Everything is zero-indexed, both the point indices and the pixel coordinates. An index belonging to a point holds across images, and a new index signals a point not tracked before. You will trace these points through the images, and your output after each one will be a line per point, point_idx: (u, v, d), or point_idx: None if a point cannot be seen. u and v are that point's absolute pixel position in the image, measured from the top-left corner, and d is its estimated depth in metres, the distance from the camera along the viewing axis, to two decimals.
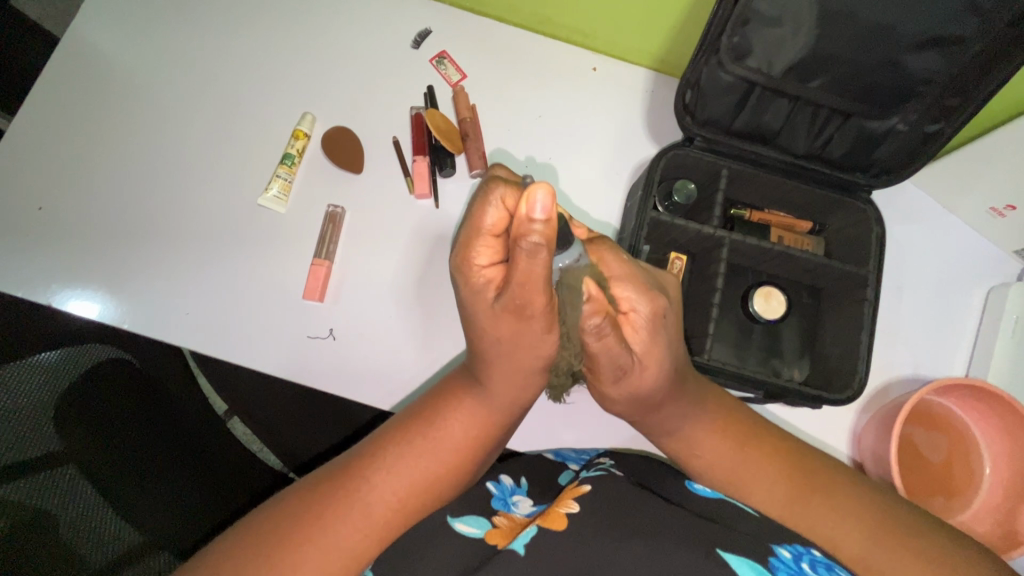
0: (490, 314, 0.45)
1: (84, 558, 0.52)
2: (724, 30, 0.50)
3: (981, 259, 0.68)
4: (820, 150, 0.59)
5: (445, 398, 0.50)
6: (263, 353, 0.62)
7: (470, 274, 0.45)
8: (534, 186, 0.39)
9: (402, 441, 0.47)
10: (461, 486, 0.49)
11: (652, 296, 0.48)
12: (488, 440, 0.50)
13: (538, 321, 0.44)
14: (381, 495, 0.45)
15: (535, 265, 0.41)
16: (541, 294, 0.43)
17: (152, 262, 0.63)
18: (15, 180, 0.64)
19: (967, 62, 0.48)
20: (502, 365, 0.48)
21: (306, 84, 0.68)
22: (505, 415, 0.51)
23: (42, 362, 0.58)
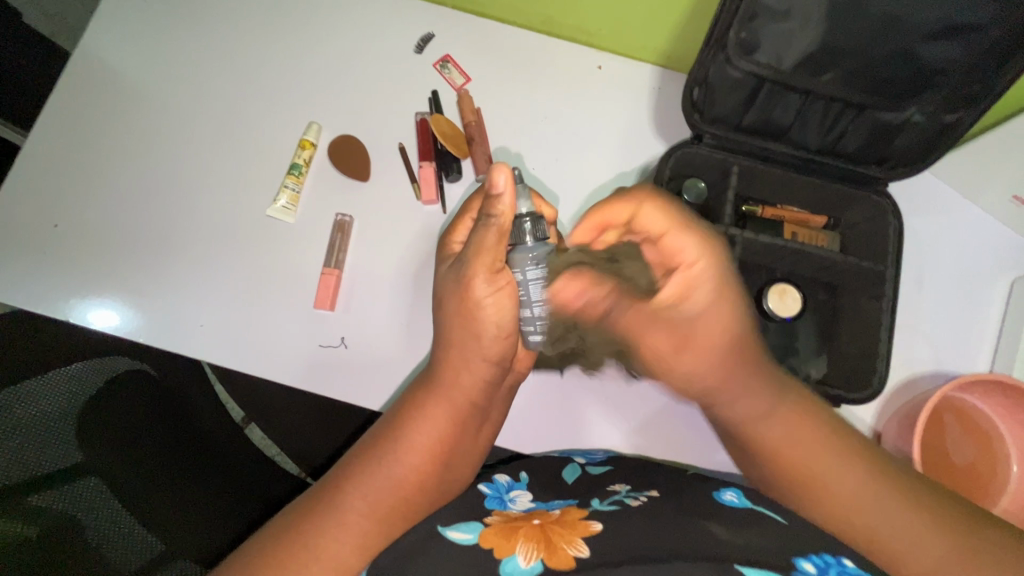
0: (450, 284, 0.53)
1: (110, 559, 0.54)
2: (731, 26, 0.49)
3: (1004, 249, 0.66)
4: (832, 144, 0.58)
5: (411, 403, 0.52)
6: (275, 362, 0.62)
7: (447, 247, 0.57)
8: (494, 168, 0.48)
9: (376, 450, 0.50)
10: (441, 486, 0.51)
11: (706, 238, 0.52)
12: (464, 435, 0.53)
13: (481, 289, 0.51)
14: (361, 501, 0.47)
15: (489, 233, 0.50)
16: (490, 261, 0.50)
17: (164, 274, 0.64)
18: (31, 198, 0.65)
19: (986, 50, 0.47)
20: (465, 356, 0.53)
21: (311, 93, 0.68)
22: (470, 406, 0.53)
23: (70, 371, 0.60)
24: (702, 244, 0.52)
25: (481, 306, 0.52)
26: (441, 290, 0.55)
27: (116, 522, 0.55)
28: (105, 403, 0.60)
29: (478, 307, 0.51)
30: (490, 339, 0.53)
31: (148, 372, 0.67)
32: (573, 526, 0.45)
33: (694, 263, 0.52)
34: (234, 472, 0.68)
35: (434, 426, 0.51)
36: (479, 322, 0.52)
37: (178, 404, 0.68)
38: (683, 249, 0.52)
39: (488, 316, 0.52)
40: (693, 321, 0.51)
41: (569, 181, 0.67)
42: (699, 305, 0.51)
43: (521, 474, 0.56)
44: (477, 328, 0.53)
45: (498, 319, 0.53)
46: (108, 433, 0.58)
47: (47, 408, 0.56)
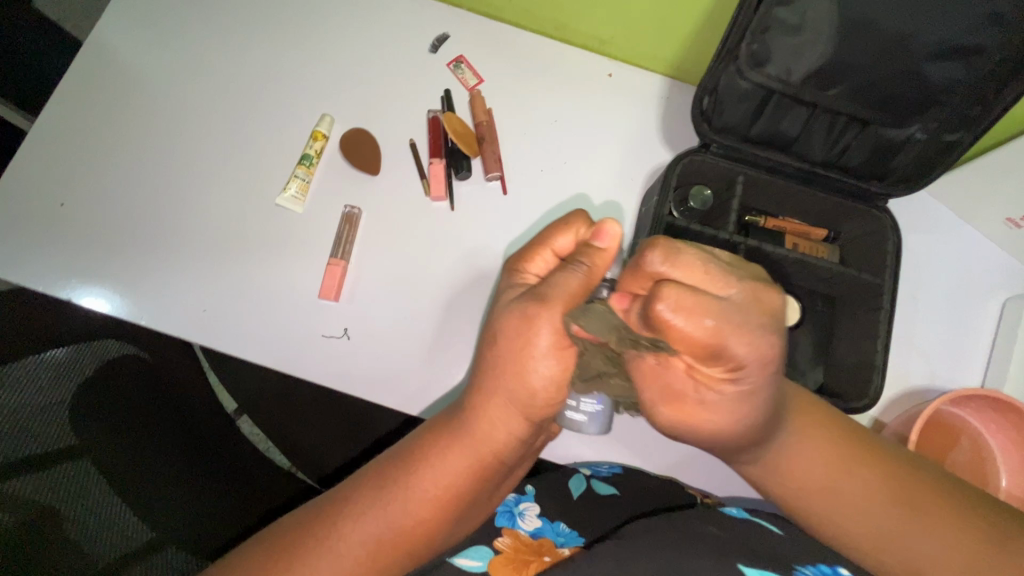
0: (504, 317, 0.45)
1: (89, 552, 0.51)
2: (743, 37, 0.50)
3: (998, 270, 0.68)
4: (836, 157, 0.59)
5: (430, 438, 0.48)
6: (275, 350, 0.62)
7: (518, 275, 0.48)
8: (608, 220, 0.44)
9: (382, 490, 0.47)
10: (448, 529, 0.48)
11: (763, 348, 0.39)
12: (484, 490, 0.49)
13: (545, 337, 0.43)
14: (356, 539, 0.45)
15: (577, 281, 0.44)
16: (563, 315, 0.43)
17: (168, 258, 0.63)
18: (36, 176, 0.65)
19: (987, 72, 0.48)
20: (498, 394, 0.46)
21: (325, 86, 0.69)
22: (497, 456, 0.48)
23: (56, 357, 0.58)
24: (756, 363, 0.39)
25: (539, 364, 0.44)
26: (497, 328, 0.46)
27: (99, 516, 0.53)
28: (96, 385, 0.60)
29: (535, 364, 0.44)
30: (541, 397, 0.46)
31: (138, 355, 0.67)
32: (576, 551, 0.48)
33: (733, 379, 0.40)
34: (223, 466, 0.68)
35: (447, 478, 0.47)
36: (536, 373, 0.45)
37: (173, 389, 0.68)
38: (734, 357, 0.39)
39: (542, 377, 0.45)
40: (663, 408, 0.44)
41: (578, 185, 0.68)
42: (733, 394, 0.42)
43: (527, 487, 0.59)
44: (529, 381, 0.45)
45: (551, 385, 0.45)
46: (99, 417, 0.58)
47: (39, 392, 0.55)
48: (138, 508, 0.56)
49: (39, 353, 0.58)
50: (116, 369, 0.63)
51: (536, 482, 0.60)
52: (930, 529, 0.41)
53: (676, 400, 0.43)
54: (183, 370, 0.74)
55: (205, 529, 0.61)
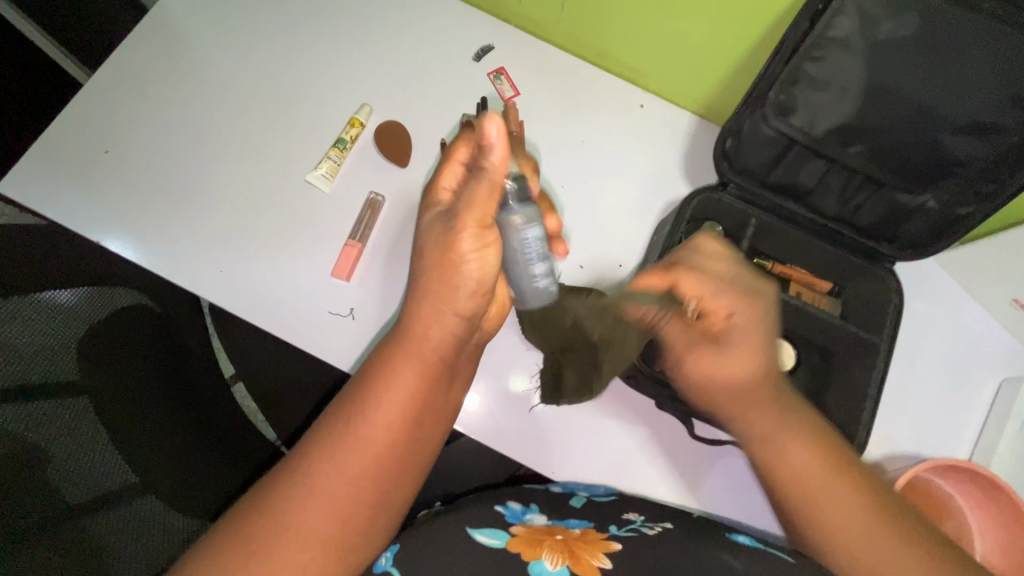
0: (430, 236, 0.53)
1: (68, 496, 0.53)
2: (773, 86, 0.52)
3: (999, 349, 0.69)
4: (848, 214, 0.60)
5: (382, 359, 0.50)
6: (283, 320, 0.64)
7: (433, 194, 0.55)
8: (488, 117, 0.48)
9: (341, 425, 0.47)
10: (415, 444, 0.50)
11: (749, 300, 0.54)
12: (436, 393, 0.52)
13: (466, 242, 0.51)
14: (331, 480, 0.45)
15: (484, 182, 0.50)
16: (480, 215, 0.51)
17: (196, 217, 0.66)
18: (84, 121, 0.67)
19: (1004, 151, 0.50)
20: (433, 301, 0.51)
21: (370, 75, 0.71)
22: (443, 359, 0.52)
23: (63, 300, 0.57)
24: (743, 306, 0.53)
25: (462, 257, 0.51)
26: (423, 239, 0.54)
27: (84, 465, 0.55)
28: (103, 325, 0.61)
29: (461, 261, 0.51)
30: (465, 293, 0.52)
31: (149, 305, 0.68)
32: (590, 540, 0.51)
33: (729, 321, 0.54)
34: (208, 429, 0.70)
35: (406, 389, 0.49)
36: (460, 282, 0.52)
37: (175, 344, 0.70)
38: (726, 308, 0.54)
39: (470, 268, 0.51)
40: (690, 364, 0.55)
41: (594, 206, 0.70)
42: (743, 339, 0.52)
43: (531, 503, 0.59)
44: (454, 278, 0.51)
45: (480, 274, 0.52)
46: (99, 361, 0.59)
47: (43, 334, 0.54)
48: (129, 462, 0.59)
49: (52, 293, 0.56)
50: (127, 315, 0.64)
51: (538, 499, 0.60)
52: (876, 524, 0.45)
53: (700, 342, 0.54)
54: (185, 326, 0.75)
55: (198, 497, 0.66)
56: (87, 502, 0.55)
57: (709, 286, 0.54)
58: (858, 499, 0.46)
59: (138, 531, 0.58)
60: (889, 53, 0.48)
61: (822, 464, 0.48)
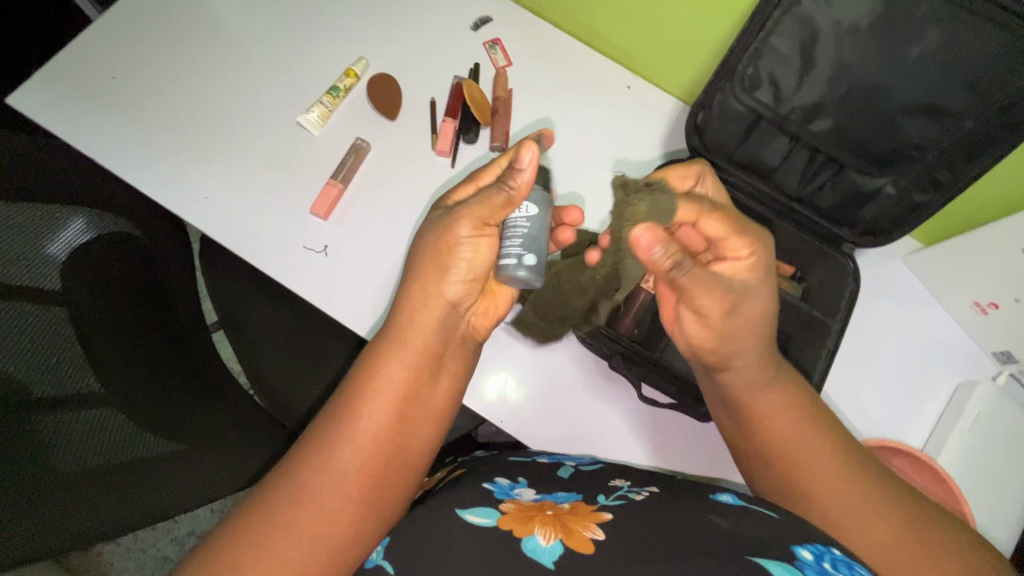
0: (431, 235, 0.54)
1: (38, 391, 0.55)
2: (741, 61, 0.55)
3: (958, 352, 0.70)
4: (810, 194, 0.63)
5: (376, 354, 0.52)
6: (261, 251, 0.67)
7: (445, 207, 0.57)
8: (524, 145, 0.53)
9: (332, 428, 0.49)
10: (410, 434, 0.51)
11: (750, 241, 0.54)
12: (424, 386, 0.53)
13: (463, 230, 0.53)
14: (322, 477, 0.47)
15: (500, 194, 0.53)
16: (482, 215, 0.52)
17: (190, 146, 0.69)
18: (96, 48, 0.71)
19: (958, 136, 0.52)
20: (422, 296, 0.54)
21: (371, 34, 0.75)
22: (436, 348, 0.54)
23: (54, 258, 0.60)
24: (747, 244, 0.54)
25: (457, 248, 0.53)
26: (426, 232, 0.55)
27: (56, 367, 0.57)
28: (100, 271, 0.65)
29: (455, 247, 0.53)
30: (457, 283, 0.54)
31: (139, 240, 0.73)
32: (583, 515, 0.49)
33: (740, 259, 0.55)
34: (179, 360, 0.72)
35: (398, 379, 0.51)
36: (450, 276, 0.54)
37: (157, 277, 0.74)
38: (737, 250, 0.54)
39: (460, 258, 0.54)
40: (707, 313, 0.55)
41: (571, 176, 0.73)
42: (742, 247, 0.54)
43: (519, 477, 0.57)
44: (445, 271, 0.54)
45: (469, 266, 0.54)
46: (88, 283, 0.64)
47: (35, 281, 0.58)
48: (97, 370, 0.61)
49: (43, 249, 0.59)
50: (106, 247, 0.67)
51: (525, 472, 0.58)
52: (861, 487, 0.51)
53: (730, 297, 0.54)
54: (175, 274, 0.78)
55: (176, 424, 0.67)
56: (54, 398, 0.56)
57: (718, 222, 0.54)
58: (843, 470, 0.52)
59: (95, 440, 0.59)
60: (851, 33, 0.50)
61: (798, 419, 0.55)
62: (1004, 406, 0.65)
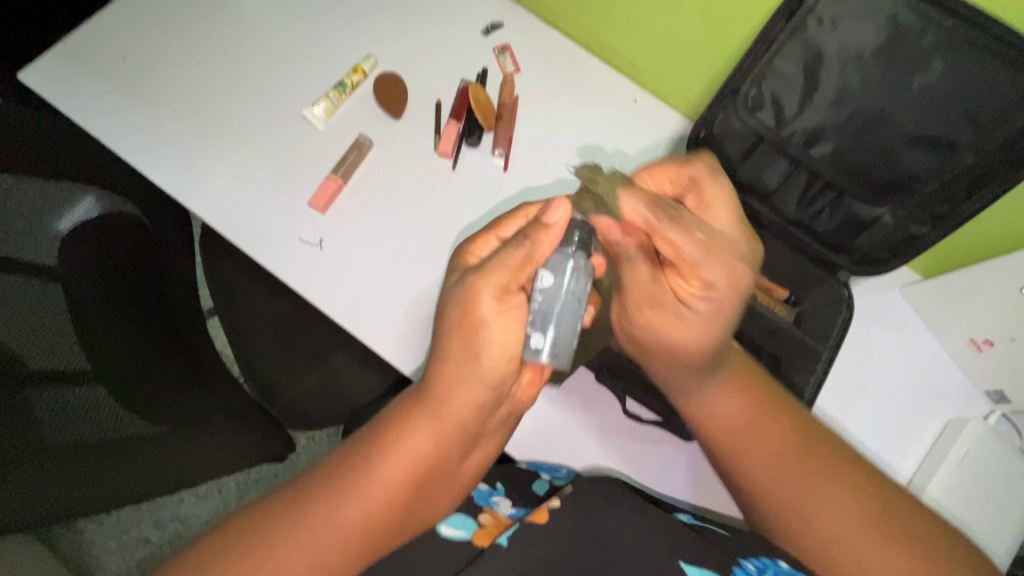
0: (453, 294, 0.49)
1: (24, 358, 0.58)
2: (745, 82, 0.56)
3: (950, 389, 0.69)
4: (808, 219, 0.63)
5: (404, 417, 0.48)
6: (258, 240, 0.67)
7: (464, 259, 0.52)
8: (558, 200, 0.48)
9: (339, 482, 0.45)
10: (416, 513, 0.48)
11: (729, 267, 0.49)
12: (445, 465, 0.48)
13: (487, 305, 0.47)
14: (324, 541, 0.44)
15: (518, 251, 0.47)
16: (504, 280, 0.47)
17: (195, 131, 0.70)
18: (111, 29, 0.72)
19: (959, 169, 0.52)
20: (460, 371, 0.48)
21: (382, 32, 0.75)
22: (464, 427, 0.49)
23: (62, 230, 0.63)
24: (722, 284, 0.49)
25: (487, 326, 0.47)
26: (446, 300, 0.50)
27: (46, 338, 0.60)
28: (104, 253, 0.66)
29: (482, 324, 0.47)
30: (500, 364, 0.49)
31: (141, 221, 0.71)
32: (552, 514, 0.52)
33: (702, 294, 0.50)
34: (170, 342, 0.72)
35: (419, 455, 0.47)
36: (489, 350, 0.48)
37: (158, 257, 0.74)
38: (701, 278, 0.49)
39: (496, 338, 0.48)
40: (643, 318, 0.54)
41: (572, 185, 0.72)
42: (718, 270, 0.49)
43: (498, 482, 0.59)
44: (480, 350, 0.48)
45: (503, 350, 0.48)
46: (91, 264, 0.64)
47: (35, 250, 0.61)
48: (88, 347, 0.62)
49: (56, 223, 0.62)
50: (112, 231, 0.67)
51: (505, 478, 0.60)
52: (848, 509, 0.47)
53: (654, 306, 0.53)
54: (178, 262, 0.79)
55: (161, 406, 0.67)
56: (40, 373, 0.59)
57: (694, 249, 0.48)
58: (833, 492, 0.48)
59: (79, 416, 0.60)
60: (856, 60, 0.50)
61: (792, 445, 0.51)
62: (995, 445, 0.64)
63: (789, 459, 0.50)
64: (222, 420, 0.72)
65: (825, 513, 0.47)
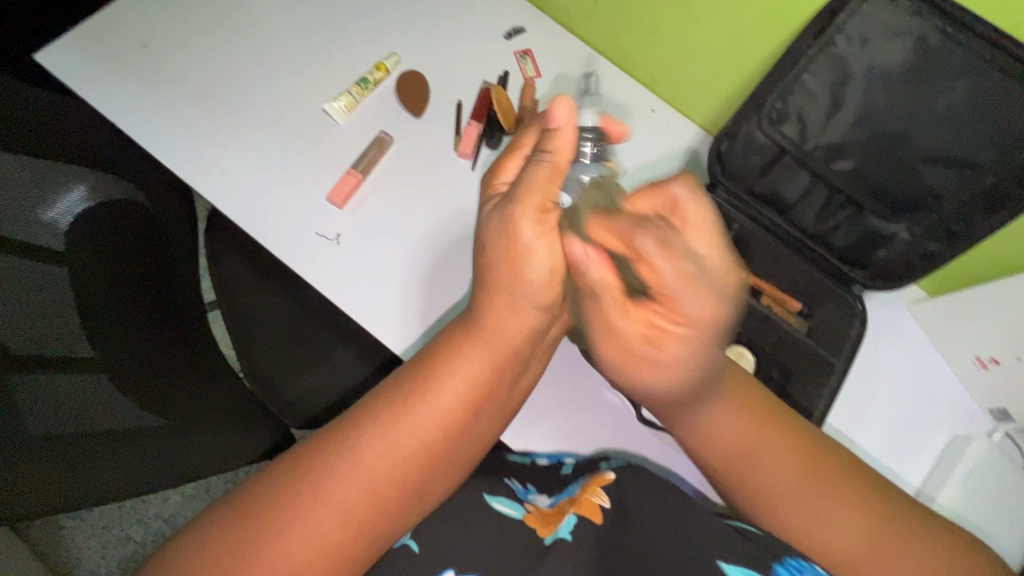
0: (490, 224, 0.51)
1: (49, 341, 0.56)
2: (771, 95, 0.57)
3: (956, 407, 0.70)
4: (825, 234, 0.65)
5: (452, 342, 0.50)
6: (274, 233, 0.66)
7: (492, 188, 0.54)
8: (557, 101, 0.50)
9: (392, 406, 0.46)
10: (470, 433, 0.49)
11: (708, 300, 0.43)
12: (500, 385, 0.51)
13: (528, 229, 0.49)
14: (387, 450, 0.45)
15: (543, 167, 0.49)
16: (540, 199, 0.48)
17: (213, 120, 0.69)
18: (131, 14, 0.71)
19: (977, 189, 0.53)
20: (508, 299, 0.50)
21: (405, 31, 0.75)
22: (515, 353, 0.51)
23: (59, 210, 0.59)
24: (703, 295, 0.43)
25: (529, 252, 0.49)
26: (487, 235, 0.51)
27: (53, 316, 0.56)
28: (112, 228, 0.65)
29: (528, 251, 0.49)
30: (541, 287, 0.50)
31: (139, 202, 0.70)
32: (585, 484, 0.54)
33: (681, 323, 0.44)
34: (161, 330, 0.69)
35: (471, 377, 0.48)
36: (526, 278, 0.50)
37: (152, 239, 0.72)
38: (682, 312, 0.43)
39: (535, 262, 0.50)
40: (614, 345, 0.46)
41: None
42: (697, 304, 0.42)
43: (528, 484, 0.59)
44: (523, 273, 0.50)
45: (548, 268, 0.50)
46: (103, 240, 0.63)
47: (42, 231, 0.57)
48: (90, 330, 0.59)
49: (51, 202, 0.58)
50: (118, 213, 0.66)
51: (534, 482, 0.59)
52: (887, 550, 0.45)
53: (633, 359, 0.46)
54: (183, 252, 0.78)
55: (169, 399, 0.66)
56: (47, 358, 0.55)
57: (673, 273, 0.42)
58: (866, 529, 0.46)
59: (81, 405, 0.57)
60: (882, 78, 0.52)
61: (793, 446, 0.51)
62: (1000, 461, 0.65)
63: (804, 485, 0.49)
64: (220, 416, 0.71)
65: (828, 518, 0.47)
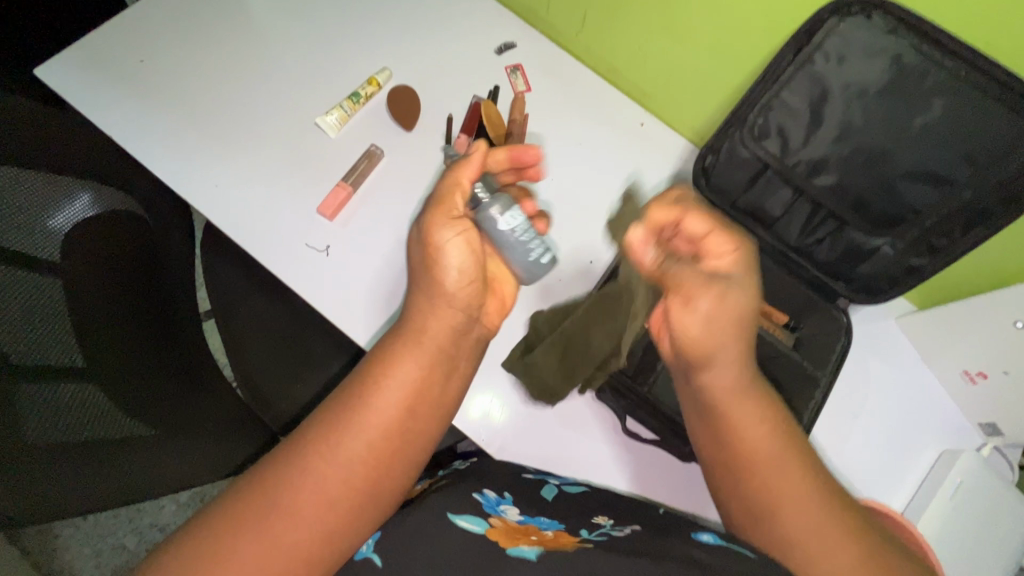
0: (416, 236, 0.54)
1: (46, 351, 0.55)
2: (753, 112, 0.58)
3: (946, 420, 0.70)
4: (809, 247, 0.65)
5: (381, 358, 0.49)
6: (265, 243, 0.67)
7: None
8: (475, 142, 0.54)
9: (332, 422, 0.46)
10: (414, 438, 0.48)
11: (728, 242, 0.53)
12: (435, 387, 0.50)
13: (442, 232, 0.52)
14: (331, 466, 0.44)
15: (462, 187, 0.53)
16: (451, 208, 0.52)
17: (207, 133, 0.70)
18: (130, 30, 0.73)
19: (957, 205, 0.54)
20: (432, 302, 0.51)
21: (397, 46, 0.77)
22: (446, 356, 0.51)
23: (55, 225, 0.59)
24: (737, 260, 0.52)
25: (441, 253, 0.51)
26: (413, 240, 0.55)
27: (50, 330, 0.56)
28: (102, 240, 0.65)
29: (440, 252, 0.51)
30: (459, 288, 0.52)
31: (131, 213, 0.70)
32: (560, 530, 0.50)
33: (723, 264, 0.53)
34: (150, 339, 0.69)
35: (403, 381, 0.48)
36: (444, 286, 0.51)
37: (144, 250, 0.72)
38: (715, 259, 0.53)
39: (449, 262, 0.52)
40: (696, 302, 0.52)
41: (573, 203, 0.73)
42: (732, 258, 0.53)
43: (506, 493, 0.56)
44: (439, 276, 0.51)
45: (457, 266, 0.52)
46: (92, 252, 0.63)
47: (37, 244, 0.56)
48: (81, 339, 0.59)
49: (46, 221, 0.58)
50: (111, 225, 0.67)
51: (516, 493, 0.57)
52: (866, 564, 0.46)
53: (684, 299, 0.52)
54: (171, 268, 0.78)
55: (159, 410, 0.65)
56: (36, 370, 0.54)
57: (707, 235, 0.53)
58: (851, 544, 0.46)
59: (81, 414, 0.57)
60: (860, 96, 0.52)
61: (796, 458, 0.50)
62: (988, 475, 0.65)
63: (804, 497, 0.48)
64: (209, 426, 0.70)
65: (796, 510, 0.47)
